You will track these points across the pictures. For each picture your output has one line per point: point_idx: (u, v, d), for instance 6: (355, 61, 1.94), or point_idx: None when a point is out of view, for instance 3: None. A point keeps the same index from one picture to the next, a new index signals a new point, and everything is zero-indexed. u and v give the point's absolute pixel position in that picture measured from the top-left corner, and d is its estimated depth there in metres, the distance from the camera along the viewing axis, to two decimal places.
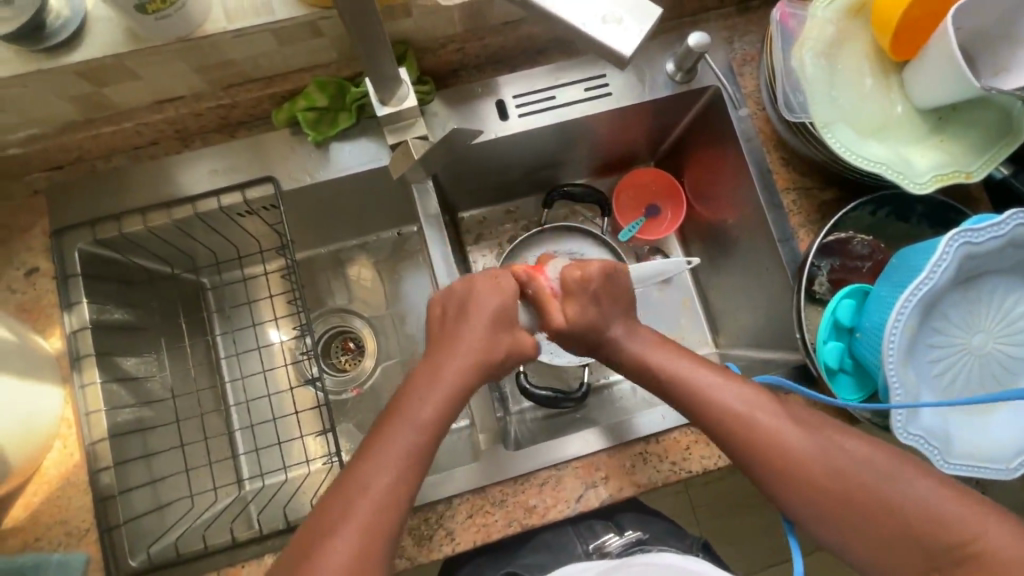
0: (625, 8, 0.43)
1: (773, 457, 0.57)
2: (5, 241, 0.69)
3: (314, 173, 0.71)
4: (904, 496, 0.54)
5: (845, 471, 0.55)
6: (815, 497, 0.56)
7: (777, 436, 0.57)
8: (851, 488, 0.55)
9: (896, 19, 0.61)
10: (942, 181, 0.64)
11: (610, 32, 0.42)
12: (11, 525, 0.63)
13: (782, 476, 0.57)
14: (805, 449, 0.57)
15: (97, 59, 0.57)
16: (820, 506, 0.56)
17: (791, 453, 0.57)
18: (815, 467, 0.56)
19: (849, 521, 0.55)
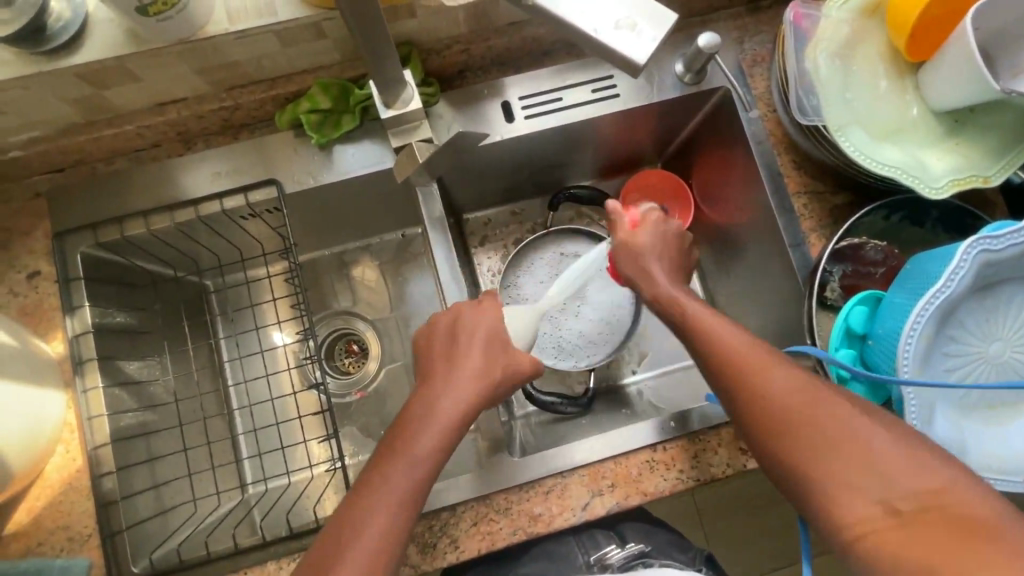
0: (639, 14, 0.43)
1: (751, 390, 0.52)
2: (6, 244, 0.68)
3: (317, 175, 0.71)
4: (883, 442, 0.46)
5: (822, 410, 0.49)
6: (786, 436, 0.50)
7: (758, 368, 0.53)
8: (825, 425, 0.48)
9: (913, 20, 0.60)
10: (959, 185, 0.62)
11: (623, 38, 0.42)
12: (14, 530, 0.63)
13: (759, 408, 0.51)
14: (788, 384, 0.51)
15: (98, 61, 0.57)
16: (792, 446, 0.49)
17: (768, 387, 0.52)
18: (793, 404, 0.50)
19: (816, 463, 0.48)
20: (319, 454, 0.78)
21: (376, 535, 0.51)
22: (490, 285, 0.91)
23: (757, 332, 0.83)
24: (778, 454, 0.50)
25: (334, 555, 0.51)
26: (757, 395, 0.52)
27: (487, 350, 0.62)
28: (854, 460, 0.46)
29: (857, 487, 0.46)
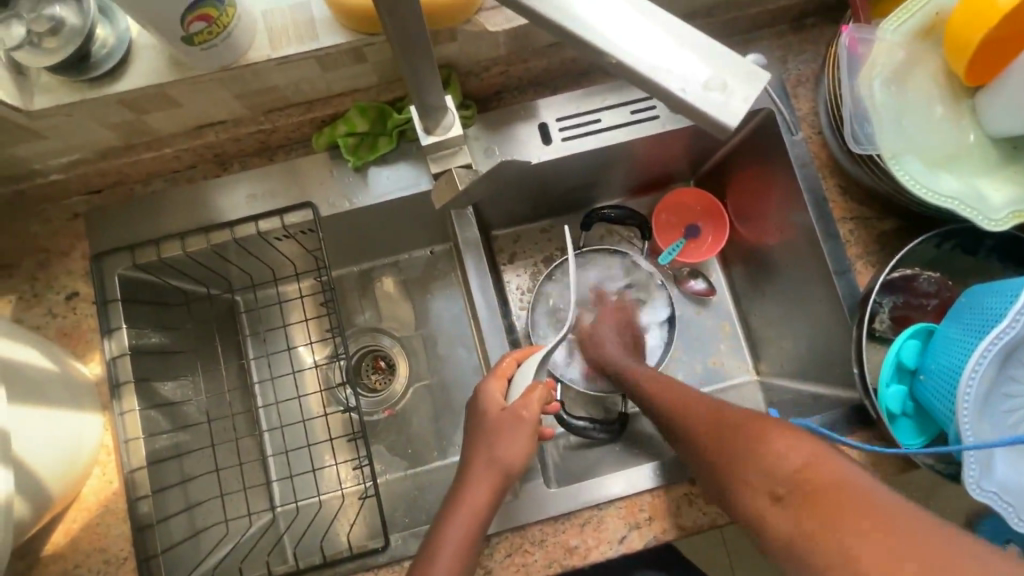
0: (727, 67, 0.34)
1: (684, 426, 0.64)
2: (45, 265, 0.69)
3: (351, 199, 0.70)
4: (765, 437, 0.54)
5: (727, 428, 0.58)
6: (708, 455, 0.58)
7: (688, 410, 0.65)
8: (730, 437, 0.57)
9: (975, 43, 0.57)
10: (1020, 217, 0.59)
11: (714, 100, 0.33)
12: (51, 551, 0.63)
13: (690, 440, 0.62)
14: (707, 417, 0.62)
15: (141, 87, 0.56)
16: (712, 462, 0.58)
17: (694, 419, 0.63)
18: (708, 429, 0.60)
19: (726, 469, 0.55)
20: (349, 476, 0.78)
21: None
22: (519, 304, 0.89)
23: (794, 358, 0.81)
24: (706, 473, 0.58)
25: None
26: (683, 427, 0.64)
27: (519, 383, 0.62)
28: (747, 459, 0.54)
29: (753, 483, 0.52)
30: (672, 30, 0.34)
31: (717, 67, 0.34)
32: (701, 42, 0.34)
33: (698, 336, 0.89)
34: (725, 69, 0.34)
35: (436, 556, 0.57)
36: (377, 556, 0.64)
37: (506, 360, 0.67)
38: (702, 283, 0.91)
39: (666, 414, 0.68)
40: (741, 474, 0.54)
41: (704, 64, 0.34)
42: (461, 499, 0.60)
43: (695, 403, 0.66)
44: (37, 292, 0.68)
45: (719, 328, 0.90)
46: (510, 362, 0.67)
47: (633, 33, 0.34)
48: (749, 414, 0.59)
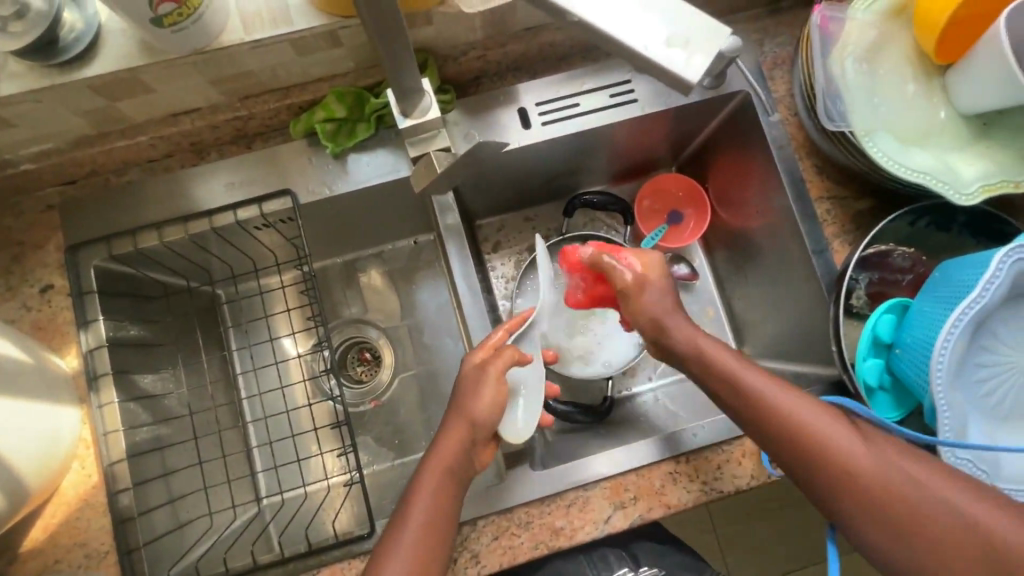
0: (690, 27, 0.35)
1: (794, 441, 0.55)
2: (18, 258, 0.68)
3: (331, 185, 0.70)
4: (913, 492, 0.50)
5: (863, 466, 0.52)
6: (826, 483, 0.53)
7: (805, 421, 0.55)
8: (866, 478, 0.52)
9: (943, 22, 0.58)
10: (990, 191, 0.60)
11: (674, 55, 0.34)
12: (30, 548, 0.62)
13: (803, 459, 0.54)
14: (830, 439, 0.54)
15: (113, 73, 0.56)
16: (829, 492, 0.53)
17: (813, 438, 0.54)
18: (838, 459, 0.53)
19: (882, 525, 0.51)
20: (334, 466, 0.78)
21: None
22: (503, 292, 0.89)
23: (777, 340, 0.82)
24: (813, 495, 0.55)
25: None
26: (795, 442, 0.55)
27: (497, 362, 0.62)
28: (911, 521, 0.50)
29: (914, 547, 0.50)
30: None
31: (676, 26, 0.35)
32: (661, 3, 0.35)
33: (680, 321, 0.90)
34: (685, 30, 0.35)
35: (405, 524, 0.56)
36: (362, 542, 0.64)
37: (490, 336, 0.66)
38: (685, 268, 0.91)
39: (756, 415, 0.57)
40: (873, 523, 0.51)
41: (667, 24, 0.35)
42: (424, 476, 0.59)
43: (814, 411, 0.55)
44: (11, 285, 0.67)
45: (703, 313, 0.91)
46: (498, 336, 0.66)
47: None
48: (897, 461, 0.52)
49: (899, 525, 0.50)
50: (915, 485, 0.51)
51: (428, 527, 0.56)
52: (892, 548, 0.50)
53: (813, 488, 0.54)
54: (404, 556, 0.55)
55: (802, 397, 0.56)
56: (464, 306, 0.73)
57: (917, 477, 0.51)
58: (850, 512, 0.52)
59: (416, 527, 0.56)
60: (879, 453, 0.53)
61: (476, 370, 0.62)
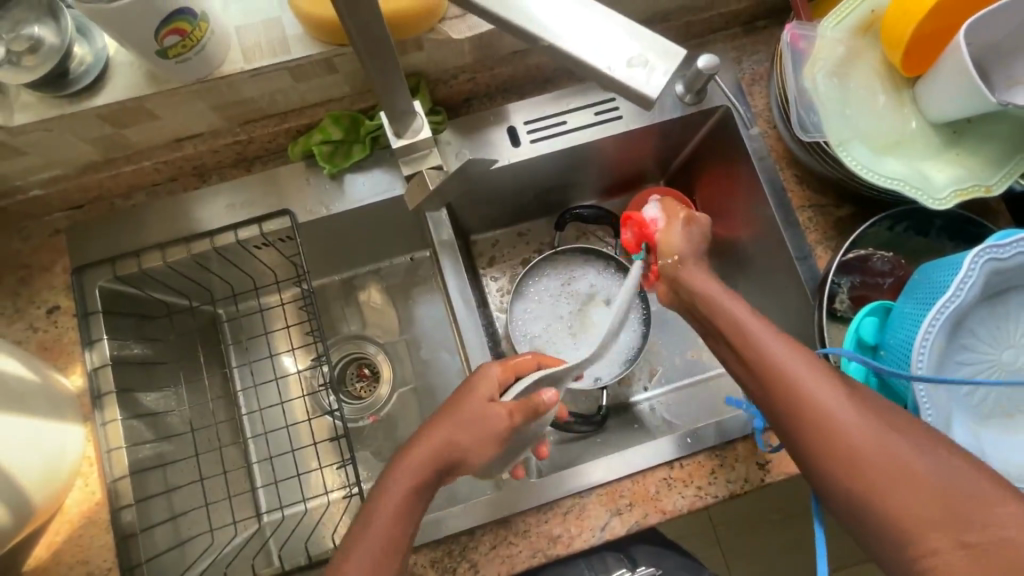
0: (652, 47, 0.37)
1: (771, 380, 0.53)
2: (27, 281, 0.70)
3: (329, 205, 0.72)
4: (880, 442, 0.47)
5: (835, 410, 0.49)
6: (796, 425, 0.51)
7: (790, 362, 0.53)
8: (834, 424, 0.49)
9: (908, 36, 0.61)
10: (962, 195, 0.63)
11: (636, 74, 0.37)
12: (34, 565, 0.63)
13: (777, 399, 0.52)
14: (807, 381, 0.51)
15: (119, 102, 0.59)
16: (796, 436, 0.51)
17: (791, 379, 0.52)
18: (808, 401, 0.51)
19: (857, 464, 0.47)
20: (334, 480, 0.79)
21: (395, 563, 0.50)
22: (499, 305, 0.91)
23: None
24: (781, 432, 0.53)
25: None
26: (754, 358, 0.55)
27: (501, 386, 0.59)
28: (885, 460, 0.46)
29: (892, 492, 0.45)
30: (596, 13, 0.37)
31: (640, 44, 0.37)
32: (625, 24, 0.37)
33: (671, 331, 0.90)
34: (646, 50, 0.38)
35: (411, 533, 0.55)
36: None
37: (523, 358, 0.66)
38: None
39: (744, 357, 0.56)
40: (833, 468, 0.48)
41: (628, 45, 0.37)
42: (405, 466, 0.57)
43: (801, 355, 0.53)
44: (19, 307, 0.69)
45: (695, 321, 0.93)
46: (527, 359, 0.67)
47: (561, 16, 0.37)
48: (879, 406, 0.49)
49: (857, 471, 0.47)
50: (887, 431, 0.47)
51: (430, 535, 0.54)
52: (853, 497, 0.47)
53: (784, 428, 0.52)
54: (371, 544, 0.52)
55: (791, 342, 0.55)
56: (459, 317, 0.75)
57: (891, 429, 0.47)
58: (813, 454, 0.49)
59: (388, 517, 0.54)
60: (858, 402, 0.49)
61: (487, 385, 0.62)
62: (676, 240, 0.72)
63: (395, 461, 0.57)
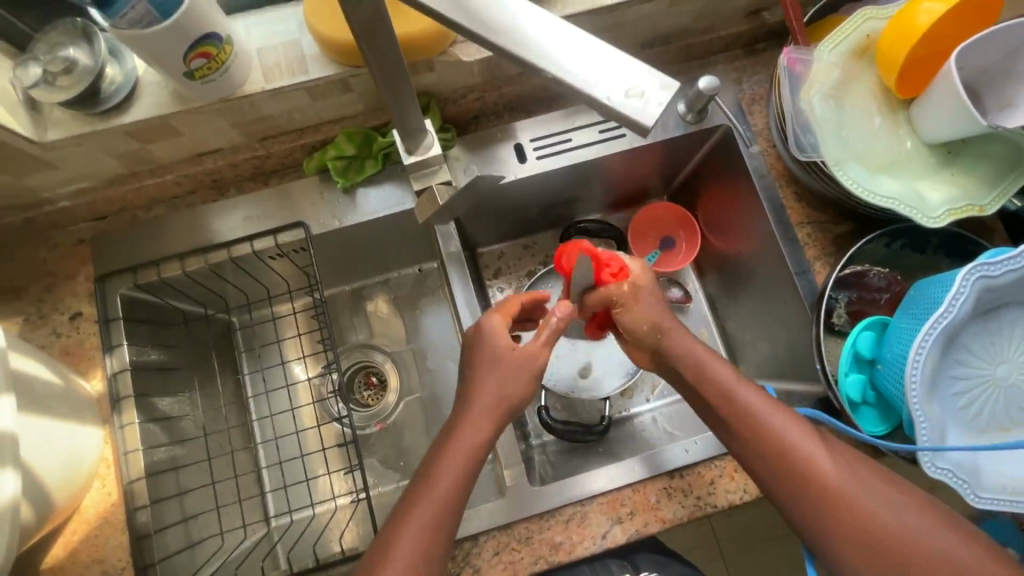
0: (647, 79, 0.39)
1: (769, 450, 0.57)
2: (51, 288, 0.72)
3: (341, 218, 0.75)
4: (875, 510, 0.53)
5: (834, 479, 0.54)
6: (795, 492, 0.55)
7: (786, 430, 0.57)
8: (833, 494, 0.54)
9: (901, 61, 0.64)
10: (956, 214, 0.65)
11: (633, 104, 0.38)
12: (51, 564, 0.65)
13: (775, 468, 0.56)
14: (806, 451, 0.56)
15: (146, 119, 0.62)
16: (797, 502, 0.55)
17: (791, 449, 0.56)
18: (808, 469, 0.55)
19: (856, 536, 0.52)
20: (341, 485, 0.81)
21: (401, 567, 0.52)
22: None
23: (771, 361, 0.85)
24: (780, 503, 0.57)
25: None
26: (754, 435, 0.58)
27: (505, 395, 0.60)
28: (879, 532, 0.52)
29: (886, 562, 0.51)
30: (595, 47, 0.39)
31: (636, 76, 0.39)
32: (622, 58, 0.39)
33: None
34: (642, 81, 0.40)
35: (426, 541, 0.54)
36: None
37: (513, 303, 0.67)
38: (679, 290, 0.94)
39: (737, 422, 0.59)
40: (835, 536, 0.53)
41: (626, 78, 0.39)
42: (434, 483, 0.56)
43: (795, 423, 0.58)
44: (43, 313, 0.72)
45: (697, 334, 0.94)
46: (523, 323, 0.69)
47: (562, 50, 0.39)
48: (868, 478, 0.54)
49: (859, 538, 0.52)
50: (880, 504, 0.53)
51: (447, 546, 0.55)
52: (854, 561, 0.52)
53: (784, 500, 0.56)
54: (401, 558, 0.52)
55: (784, 411, 0.58)
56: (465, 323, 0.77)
57: (884, 497, 0.53)
58: (815, 520, 0.54)
59: (414, 537, 0.54)
60: (850, 469, 0.55)
61: (500, 336, 0.62)
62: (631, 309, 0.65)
63: (424, 476, 0.57)
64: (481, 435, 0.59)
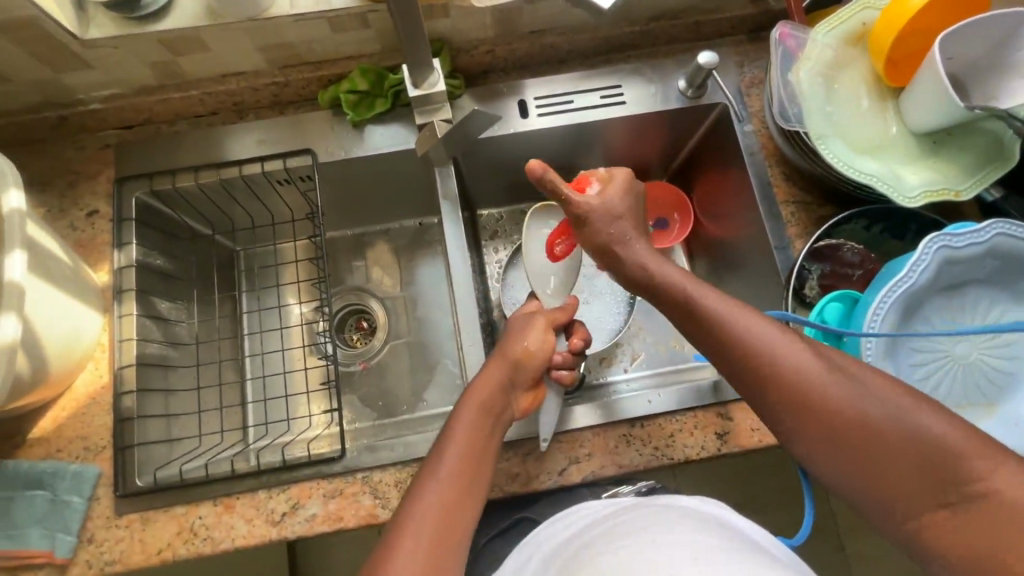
0: None
1: (743, 357, 0.55)
2: (74, 185, 0.78)
3: (347, 150, 0.80)
4: (857, 406, 0.50)
5: (810, 376, 0.52)
6: (773, 395, 0.54)
7: (761, 336, 0.55)
8: (809, 394, 0.52)
9: (889, 44, 0.67)
10: (932, 196, 0.67)
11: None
12: (38, 435, 0.69)
13: (750, 373, 0.55)
14: (783, 355, 0.54)
15: (178, 29, 0.67)
16: (773, 407, 0.54)
17: (764, 352, 0.54)
18: (784, 374, 0.53)
19: (837, 433, 0.51)
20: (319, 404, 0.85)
21: (433, 516, 0.53)
22: (496, 274, 0.95)
23: None
24: (759, 408, 0.56)
25: (398, 538, 0.52)
26: (722, 340, 0.56)
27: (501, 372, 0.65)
28: (861, 430, 0.50)
29: (867, 457, 0.50)
30: None
31: None
32: None
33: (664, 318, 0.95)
34: None
35: (438, 479, 0.56)
36: (333, 464, 0.69)
37: (581, 327, 0.77)
38: None
39: (706, 327, 0.57)
40: (813, 434, 0.52)
41: None
42: (444, 450, 0.59)
43: (773, 330, 0.55)
44: (63, 207, 0.77)
45: None
46: (567, 372, 0.73)
47: None
48: (851, 376, 0.52)
49: (845, 444, 0.51)
50: (865, 399, 0.50)
51: (461, 478, 0.57)
52: (838, 460, 0.51)
53: (761, 404, 0.55)
54: (429, 516, 0.53)
55: (756, 315, 0.56)
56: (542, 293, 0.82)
57: (873, 392, 0.51)
58: (794, 422, 0.53)
59: (444, 478, 0.56)
60: (834, 367, 0.52)
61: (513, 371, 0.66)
62: (620, 178, 0.66)
63: (448, 433, 0.60)
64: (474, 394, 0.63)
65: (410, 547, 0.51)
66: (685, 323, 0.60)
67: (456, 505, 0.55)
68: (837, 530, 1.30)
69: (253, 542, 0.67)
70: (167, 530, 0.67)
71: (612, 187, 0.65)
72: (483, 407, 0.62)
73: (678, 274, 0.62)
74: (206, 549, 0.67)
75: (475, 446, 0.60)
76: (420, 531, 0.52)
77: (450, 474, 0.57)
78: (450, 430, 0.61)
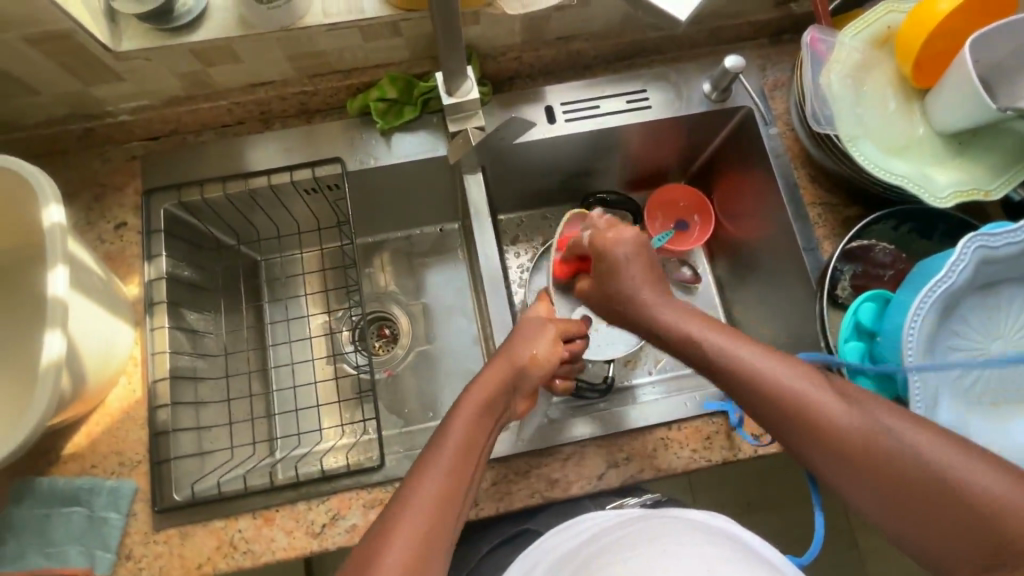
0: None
1: (759, 390, 0.56)
2: (100, 197, 0.77)
3: (375, 157, 0.80)
4: (886, 446, 0.49)
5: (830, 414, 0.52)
6: (797, 434, 0.54)
7: (775, 374, 0.56)
8: (833, 432, 0.52)
9: (917, 48, 0.68)
10: (962, 196, 0.68)
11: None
12: (72, 451, 0.68)
13: (770, 412, 0.56)
14: (801, 393, 0.54)
15: (211, 40, 0.67)
16: (800, 446, 0.54)
17: (777, 387, 0.55)
18: (803, 411, 0.54)
19: (870, 477, 0.49)
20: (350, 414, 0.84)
21: (427, 515, 0.51)
22: (518, 279, 0.95)
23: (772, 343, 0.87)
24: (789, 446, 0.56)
25: (389, 535, 0.49)
26: (736, 379, 0.58)
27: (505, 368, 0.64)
28: (896, 475, 0.48)
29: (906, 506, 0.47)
30: None
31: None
32: None
33: None
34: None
35: (432, 475, 0.54)
36: (372, 474, 0.69)
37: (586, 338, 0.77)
38: (689, 270, 0.97)
39: (720, 368, 0.59)
40: (846, 476, 0.51)
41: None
42: (439, 448, 0.56)
43: (789, 368, 0.56)
44: (90, 220, 0.76)
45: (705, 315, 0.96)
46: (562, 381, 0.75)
47: None
48: (875, 415, 0.51)
49: (879, 488, 0.49)
50: (896, 440, 0.49)
51: (455, 477, 0.54)
52: (876, 506, 0.50)
53: (789, 443, 0.55)
54: (420, 517, 0.51)
55: (774, 353, 0.58)
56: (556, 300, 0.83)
57: (900, 427, 0.50)
58: (824, 463, 0.53)
59: (437, 476, 0.54)
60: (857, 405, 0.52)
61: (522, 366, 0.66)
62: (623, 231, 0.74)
63: (446, 426, 0.58)
64: (475, 391, 0.61)
65: (397, 549, 0.48)
66: (702, 364, 0.61)
67: (446, 506, 0.52)
68: (852, 527, 1.31)
69: (295, 554, 0.67)
70: (206, 544, 0.66)
71: (621, 231, 0.74)
72: (485, 403, 0.61)
73: (695, 319, 0.65)
74: (246, 563, 0.66)
75: (471, 445, 0.57)
76: (405, 530, 0.50)
77: (438, 471, 0.54)
78: (446, 426, 0.59)
